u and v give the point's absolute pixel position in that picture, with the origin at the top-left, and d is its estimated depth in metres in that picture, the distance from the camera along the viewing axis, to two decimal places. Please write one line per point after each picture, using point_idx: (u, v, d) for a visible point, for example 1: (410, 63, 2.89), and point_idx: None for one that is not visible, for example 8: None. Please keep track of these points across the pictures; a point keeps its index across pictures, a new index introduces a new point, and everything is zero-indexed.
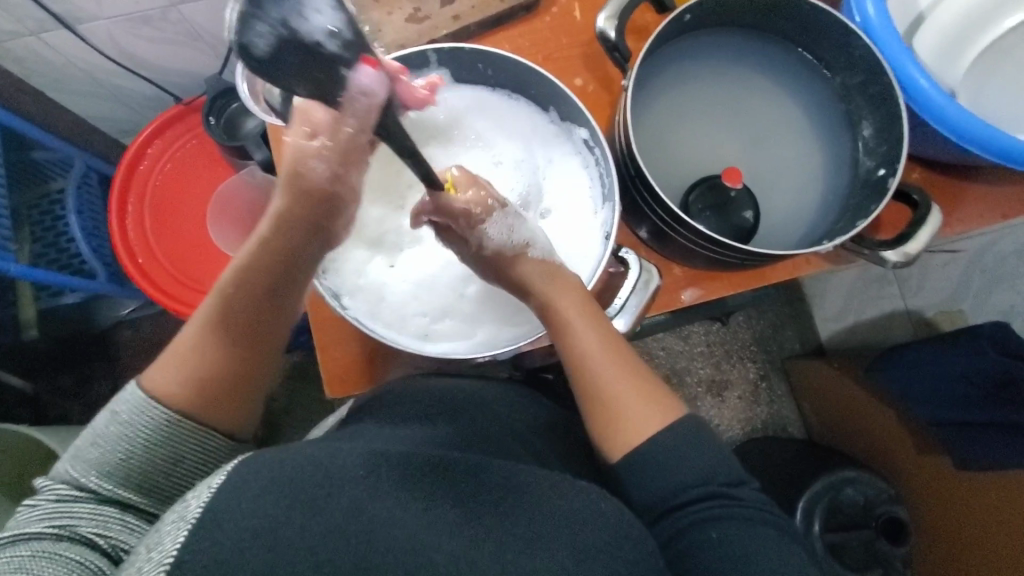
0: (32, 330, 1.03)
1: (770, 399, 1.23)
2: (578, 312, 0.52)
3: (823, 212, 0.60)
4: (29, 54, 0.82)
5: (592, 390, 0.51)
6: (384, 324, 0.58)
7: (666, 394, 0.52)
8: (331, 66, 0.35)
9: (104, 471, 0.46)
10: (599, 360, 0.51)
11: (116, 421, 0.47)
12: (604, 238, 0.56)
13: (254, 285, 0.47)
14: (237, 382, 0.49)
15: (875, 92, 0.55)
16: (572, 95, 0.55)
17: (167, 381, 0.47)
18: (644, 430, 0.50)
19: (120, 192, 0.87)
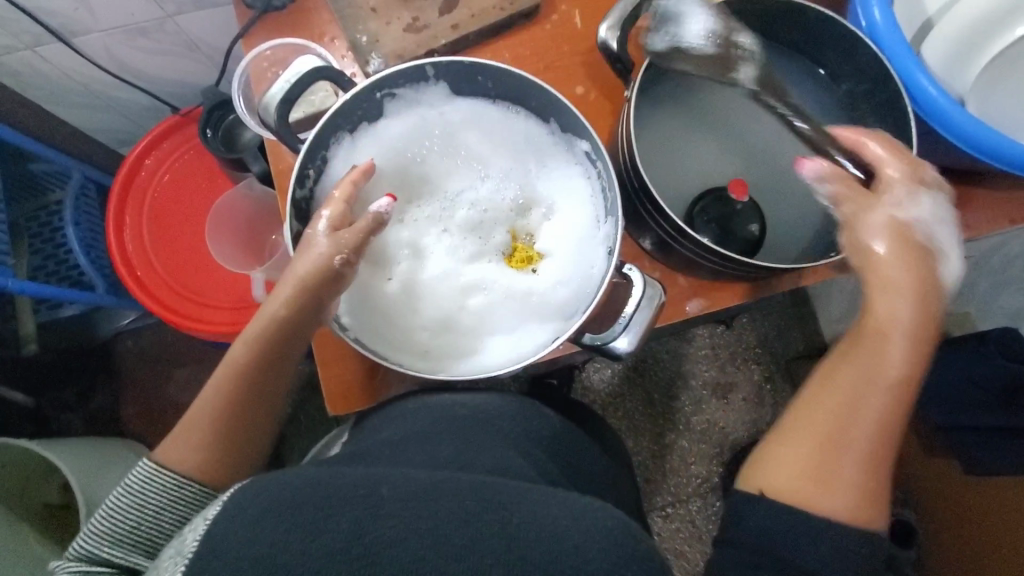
0: (33, 343, 1.01)
1: (775, 401, 1.21)
2: (895, 383, 0.47)
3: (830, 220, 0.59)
4: (25, 68, 0.82)
5: (834, 449, 0.47)
6: (382, 340, 0.57)
7: (875, 505, 0.47)
8: (426, 80, 0.57)
9: (114, 540, 0.47)
10: (867, 430, 0.47)
11: (126, 494, 0.48)
12: (606, 252, 0.55)
13: (261, 351, 0.52)
14: (237, 448, 0.52)
15: (882, 100, 0.55)
16: (575, 110, 0.54)
17: (181, 448, 0.50)
18: (837, 506, 0.46)
19: (117, 208, 0.87)
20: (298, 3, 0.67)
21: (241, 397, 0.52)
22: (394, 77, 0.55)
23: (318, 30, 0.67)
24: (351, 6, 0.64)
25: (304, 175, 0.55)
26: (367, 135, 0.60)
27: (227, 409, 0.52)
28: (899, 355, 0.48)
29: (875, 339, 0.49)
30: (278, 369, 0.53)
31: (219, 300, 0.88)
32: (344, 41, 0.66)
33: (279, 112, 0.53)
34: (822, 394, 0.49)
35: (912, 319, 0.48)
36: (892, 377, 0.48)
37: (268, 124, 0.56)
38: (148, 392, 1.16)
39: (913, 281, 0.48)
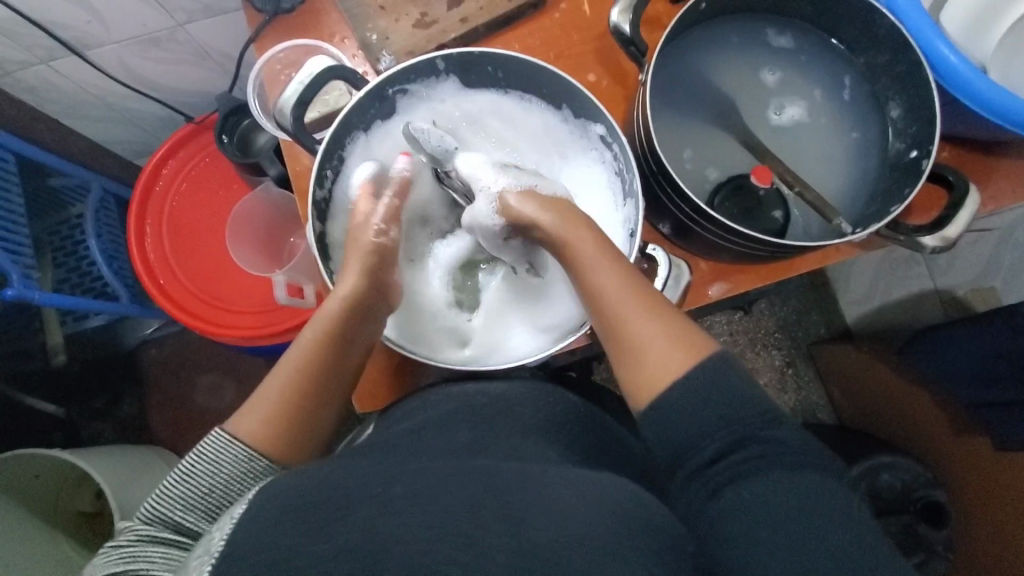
0: (60, 355, 1.05)
1: (797, 385, 1.24)
2: (597, 250, 0.51)
3: (854, 196, 0.58)
4: (40, 82, 0.83)
5: (616, 331, 0.48)
6: (441, 340, 0.59)
7: (691, 328, 0.47)
8: (436, 73, 0.56)
9: (186, 505, 0.44)
10: (606, 293, 0.49)
11: (202, 460, 0.45)
12: (627, 235, 0.56)
13: (332, 325, 0.53)
14: (305, 424, 0.50)
15: (902, 71, 0.54)
16: (588, 92, 0.54)
17: (255, 420, 0.48)
18: (671, 368, 0.44)
19: (137, 217, 0.87)
20: (308, 4, 0.67)
21: (313, 372, 0.51)
22: (406, 74, 0.55)
23: (328, 30, 0.67)
24: (360, 5, 0.65)
25: (323, 175, 0.55)
26: (382, 131, 0.60)
27: (301, 381, 0.50)
28: (604, 266, 0.50)
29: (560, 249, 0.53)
30: (349, 349, 0.53)
31: (242, 305, 0.89)
32: (355, 40, 0.66)
33: (293, 115, 0.53)
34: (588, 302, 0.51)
35: (580, 235, 0.52)
36: (604, 289, 0.49)
37: (283, 127, 0.57)
38: (173, 400, 1.18)
39: (568, 216, 0.54)
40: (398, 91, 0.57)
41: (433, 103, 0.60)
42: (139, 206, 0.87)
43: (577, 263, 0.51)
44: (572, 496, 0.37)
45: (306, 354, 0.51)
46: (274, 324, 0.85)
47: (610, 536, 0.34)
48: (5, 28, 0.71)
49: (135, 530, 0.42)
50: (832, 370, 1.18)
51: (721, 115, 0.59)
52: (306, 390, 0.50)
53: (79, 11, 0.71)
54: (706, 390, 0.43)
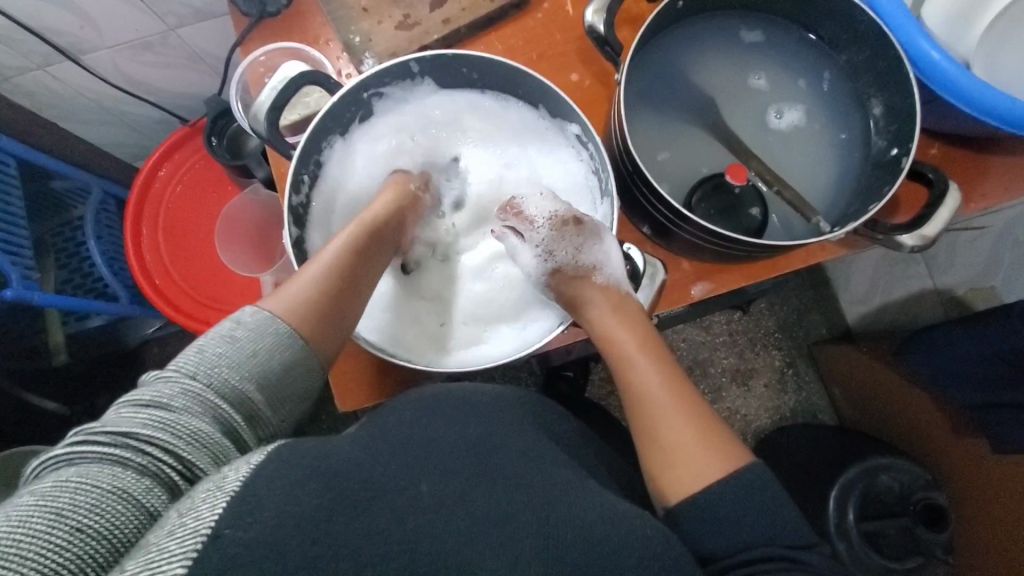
0: (61, 353, 1.07)
1: (797, 386, 1.23)
2: (641, 349, 0.51)
3: (838, 194, 0.57)
4: (39, 88, 0.84)
5: (648, 430, 0.48)
6: (414, 343, 0.57)
7: (730, 439, 0.46)
8: (409, 74, 0.56)
9: (226, 372, 0.41)
10: (647, 390, 0.49)
11: (235, 342, 0.42)
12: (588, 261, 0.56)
13: (363, 244, 0.53)
14: (328, 317, 0.47)
15: (883, 68, 0.53)
16: (560, 91, 0.53)
17: (288, 303, 0.46)
18: (702, 474, 0.44)
19: (135, 214, 0.89)
20: (292, 7, 0.68)
21: (341, 276, 0.50)
22: (379, 76, 0.54)
23: (312, 33, 0.68)
24: (343, 7, 0.65)
25: (299, 180, 0.55)
26: (358, 135, 0.60)
27: (334, 279, 0.49)
28: (648, 365, 0.50)
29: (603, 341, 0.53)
30: (368, 269, 0.53)
31: (235, 304, 0.90)
32: (339, 43, 0.67)
33: (267, 121, 0.52)
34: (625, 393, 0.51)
35: (624, 334, 0.52)
36: (647, 389, 0.49)
37: (258, 133, 0.55)
38: None
39: (621, 304, 0.54)
40: (372, 91, 0.56)
41: (405, 109, 0.61)
42: (136, 204, 0.89)
43: (624, 361, 0.51)
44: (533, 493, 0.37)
45: (339, 255, 0.51)
46: None
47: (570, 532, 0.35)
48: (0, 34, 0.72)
49: (166, 386, 0.40)
50: (832, 370, 1.18)
51: (702, 114, 0.58)
52: (337, 281, 0.50)
53: (71, 16, 0.72)
54: (750, 494, 0.43)
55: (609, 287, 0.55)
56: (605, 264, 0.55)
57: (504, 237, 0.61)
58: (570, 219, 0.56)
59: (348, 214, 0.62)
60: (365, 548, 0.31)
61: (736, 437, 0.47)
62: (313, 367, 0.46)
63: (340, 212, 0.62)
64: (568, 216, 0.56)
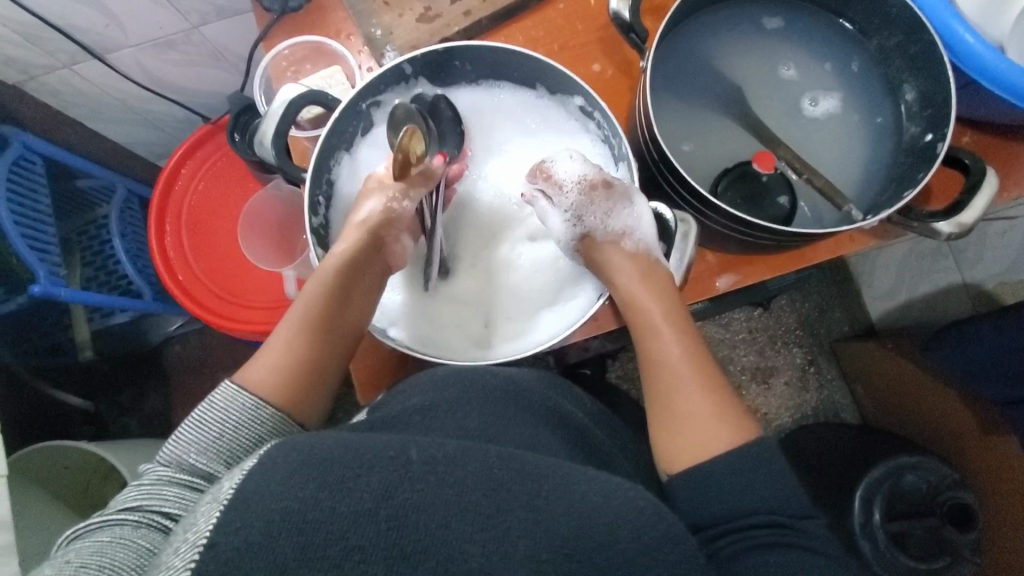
0: (87, 349, 1.08)
1: (819, 384, 1.21)
2: (665, 317, 0.50)
3: (868, 182, 0.56)
4: (64, 86, 0.86)
5: (663, 398, 0.48)
6: (451, 346, 0.54)
7: (743, 414, 0.46)
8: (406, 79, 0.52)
9: (200, 449, 0.42)
10: (667, 359, 0.48)
11: (213, 408, 0.44)
12: (621, 224, 0.53)
13: (362, 253, 0.51)
14: (310, 348, 0.48)
15: (916, 53, 0.52)
16: (556, 65, 0.50)
17: (266, 372, 0.46)
18: (712, 444, 0.45)
19: (158, 216, 0.90)
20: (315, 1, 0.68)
21: (337, 285, 0.50)
22: (374, 87, 0.51)
23: (335, 26, 0.67)
24: (364, 1, 0.65)
25: (315, 203, 0.51)
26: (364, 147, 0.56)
27: (329, 294, 0.49)
28: (672, 334, 0.49)
29: (627, 304, 0.51)
30: (366, 277, 0.52)
31: (256, 300, 0.91)
32: (360, 36, 0.67)
33: (274, 148, 0.50)
34: (644, 358, 0.50)
35: (649, 300, 0.50)
36: (668, 357, 0.48)
37: (266, 163, 0.51)
38: (195, 393, 1.23)
39: (650, 271, 0.52)
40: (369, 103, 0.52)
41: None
42: (159, 205, 0.90)
43: (648, 328, 0.50)
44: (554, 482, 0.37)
45: (342, 261, 0.50)
46: None
47: (584, 528, 0.34)
48: (27, 33, 0.73)
49: (150, 468, 0.42)
50: (856, 367, 1.16)
51: (727, 102, 0.57)
52: (331, 291, 0.49)
53: (95, 13, 0.73)
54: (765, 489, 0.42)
55: (639, 253, 0.53)
56: (635, 228, 0.52)
57: (533, 202, 0.55)
58: (599, 182, 0.52)
59: None
60: (382, 535, 0.31)
61: (749, 413, 0.47)
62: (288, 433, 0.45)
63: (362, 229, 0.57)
64: (598, 180, 0.52)
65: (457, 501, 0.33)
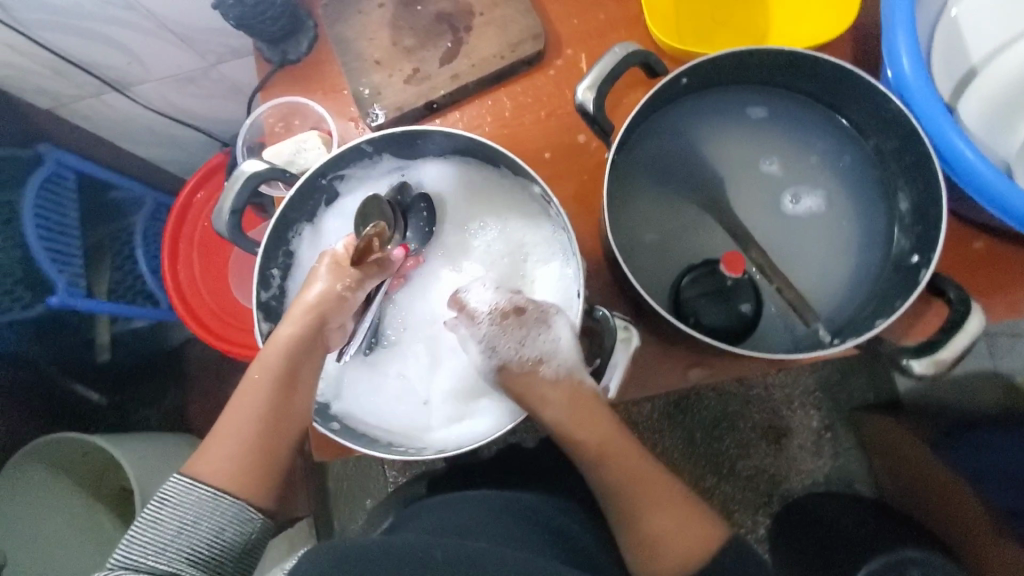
0: (104, 351, 1.14)
1: (835, 452, 1.15)
2: (605, 444, 0.47)
3: (853, 291, 0.52)
4: (94, 112, 0.91)
5: (629, 522, 0.46)
6: (388, 430, 0.54)
7: (702, 514, 0.47)
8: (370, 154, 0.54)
9: (158, 549, 0.41)
10: (623, 486, 0.46)
11: (168, 504, 0.43)
12: (541, 349, 0.49)
13: (295, 345, 0.47)
14: (258, 444, 0.45)
15: (911, 162, 0.48)
16: (514, 156, 0.50)
17: (217, 468, 0.44)
18: (687, 557, 0.44)
19: (171, 239, 0.94)
20: (313, 55, 0.69)
21: (277, 376, 0.47)
22: (335, 163, 0.52)
23: (324, 83, 0.69)
24: (357, 59, 0.66)
25: (267, 276, 0.53)
26: (329, 217, 0.58)
27: (264, 391, 0.46)
28: (620, 459, 0.47)
29: (566, 434, 0.48)
30: (307, 366, 0.49)
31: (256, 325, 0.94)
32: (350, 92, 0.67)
33: (228, 221, 0.51)
34: (601, 486, 0.47)
35: (586, 431, 0.47)
36: (622, 483, 0.46)
37: (217, 230, 0.52)
38: (208, 394, 1.28)
39: (581, 394, 0.48)
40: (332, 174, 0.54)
41: (378, 187, 0.58)
42: (173, 228, 0.94)
43: (589, 461, 0.47)
44: None
45: (280, 352, 0.47)
46: None
47: None
48: (57, 69, 0.78)
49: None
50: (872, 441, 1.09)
51: (707, 193, 0.54)
52: (267, 388, 0.46)
53: (116, 52, 0.77)
54: None
55: (561, 378, 0.48)
56: (554, 354, 0.48)
57: (455, 330, 0.55)
58: (511, 310, 0.51)
59: None
60: None
61: (707, 507, 0.48)
62: (249, 521, 0.44)
63: None
64: (509, 309, 0.51)
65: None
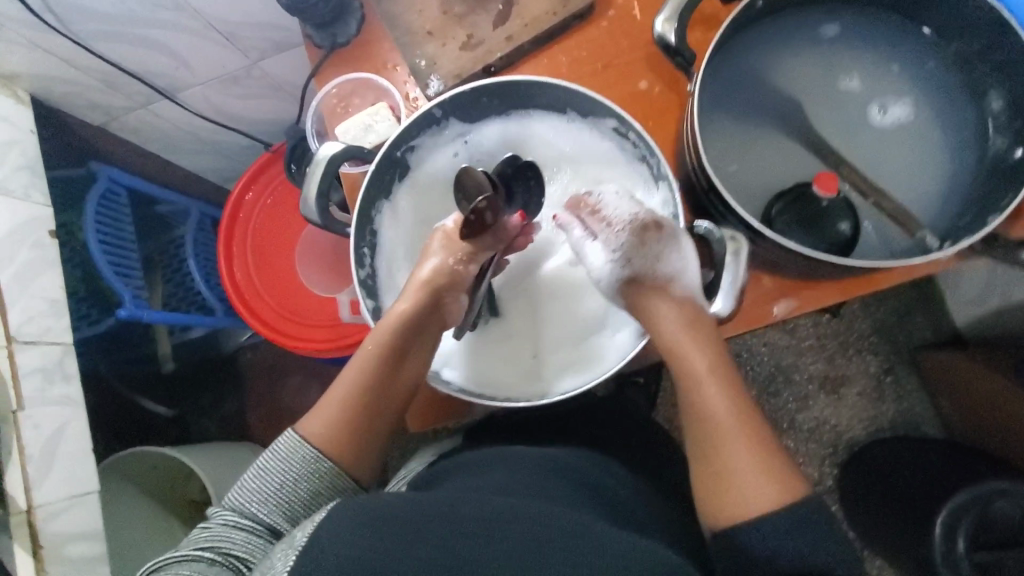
0: (168, 363, 1.18)
1: (897, 395, 1.14)
2: (710, 370, 0.48)
3: (949, 202, 0.51)
4: (142, 124, 0.93)
5: (707, 455, 0.47)
6: (507, 387, 0.54)
7: (790, 471, 0.45)
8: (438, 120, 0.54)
9: (262, 498, 0.45)
10: (713, 417, 0.47)
11: (274, 458, 0.46)
12: (680, 265, 0.50)
13: (413, 316, 0.51)
14: (365, 407, 0.49)
15: (1004, 57, 0.47)
16: (591, 93, 0.49)
17: (324, 426, 0.48)
18: (762, 501, 0.44)
19: (225, 242, 0.95)
20: (362, 35, 0.69)
21: (393, 343, 0.50)
22: (409, 131, 0.52)
23: (378, 60, 0.68)
24: (408, 33, 0.66)
25: (360, 254, 0.52)
26: (403, 195, 0.57)
27: (381, 355, 0.50)
28: (716, 389, 0.48)
29: (671, 357, 0.50)
30: (421, 338, 0.51)
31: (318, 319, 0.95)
32: (406, 67, 0.67)
33: (317, 208, 0.51)
34: (690, 412, 0.49)
35: (694, 354, 0.49)
36: (713, 416, 0.47)
37: (311, 221, 0.53)
38: (265, 399, 1.30)
39: (693, 318, 0.50)
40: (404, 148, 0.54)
41: (444, 155, 0.57)
42: (224, 232, 0.95)
43: (685, 381, 0.49)
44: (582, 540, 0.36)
45: (403, 318, 0.50)
46: (348, 336, 0.91)
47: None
48: (107, 79, 0.81)
49: (215, 513, 0.45)
50: (936, 380, 1.07)
51: (788, 120, 0.53)
52: (382, 355, 0.50)
53: (166, 59, 0.78)
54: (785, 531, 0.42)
55: (685, 302, 0.50)
56: (682, 273, 0.50)
57: (567, 228, 0.54)
58: (650, 222, 0.49)
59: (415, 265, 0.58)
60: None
61: (796, 469, 0.46)
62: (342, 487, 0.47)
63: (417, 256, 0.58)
64: (648, 219, 0.49)
65: (506, 548, 0.34)
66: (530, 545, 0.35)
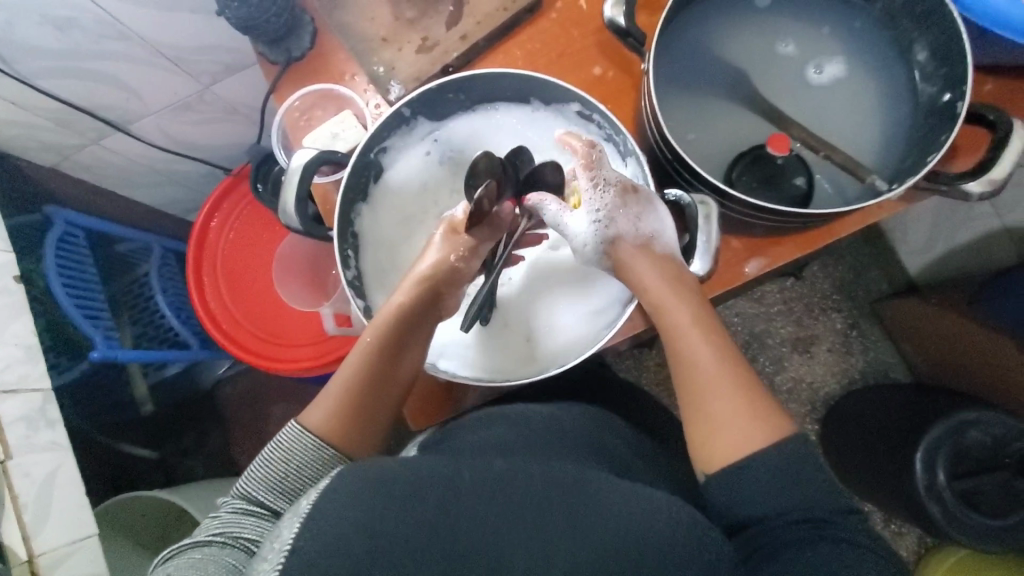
0: (147, 404, 1.13)
1: (863, 346, 1.20)
2: (694, 322, 0.50)
3: (890, 150, 0.55)
4: (95, 161, 0.91)
5: (693, 403, 0.49)
6: (512, 372, 0.55)
7: (775, 410, 0.48)
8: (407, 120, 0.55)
9: (268, 486, 0.46)
10: (698, 365, 0.49)
11: (278, 448, 0.47)
12: (660, 221, 0.53)
13: (411, 307, 0.51)
14: (368, 398, 0.50)
15: (923, 10, 0.51)
16: (552, 78, 0.52)
17: (325, 416, 0.48)
18: (747, 441, 0.47)
19: (195, 271, 0.94)
20: (316, 49, 0.69)
21: (391, 336, 0.50)
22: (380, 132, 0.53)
23: (335, 71, 0.69)
24: (362, 41, 0.67)
25: (345, 257, 0.53)
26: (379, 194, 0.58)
27: (381, 349, 0.50)
28: (700, 340, 0.50)
29: (657, 314, 0.52)
30: (420, 329, 0.52)
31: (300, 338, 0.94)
32: (364, 75, 0.68)
33: (298, 216, 0.52)
34: (677, 364, 0.51)
35: (679, 308, 0.51)
36: (699, 364, 0.49)
37: (293, 229, 0.53)
38: (250, 431, 1.27)
39: (674, 276, 0.52)
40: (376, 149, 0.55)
41: (415, 153, 0.59)
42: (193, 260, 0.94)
43: (670, 335, 0.51)
44: (598, 501, 0.38)
45: (399, 312, 0.51)
46: (333, 350, 0.90)
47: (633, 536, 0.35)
48: (57, 118, 0.79)
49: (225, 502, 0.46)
50: (898, 326, 1.13)
51: (737, 88, 0.56)
52: (382, 347, 0.50)
53: (116, 90, 0.77)
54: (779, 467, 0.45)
55: (666, 256, 0.53)
56: (661, 231, 0.53)
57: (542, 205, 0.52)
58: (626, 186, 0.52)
59: (398, 262, 0.59)
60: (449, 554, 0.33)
61: (781, 408, 0.48)
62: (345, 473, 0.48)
63: (400, 255, 0.59)
64: (627, 183, 0.51)
65: (528, 509, 0.36)
66: (550, 509, 0.36)
